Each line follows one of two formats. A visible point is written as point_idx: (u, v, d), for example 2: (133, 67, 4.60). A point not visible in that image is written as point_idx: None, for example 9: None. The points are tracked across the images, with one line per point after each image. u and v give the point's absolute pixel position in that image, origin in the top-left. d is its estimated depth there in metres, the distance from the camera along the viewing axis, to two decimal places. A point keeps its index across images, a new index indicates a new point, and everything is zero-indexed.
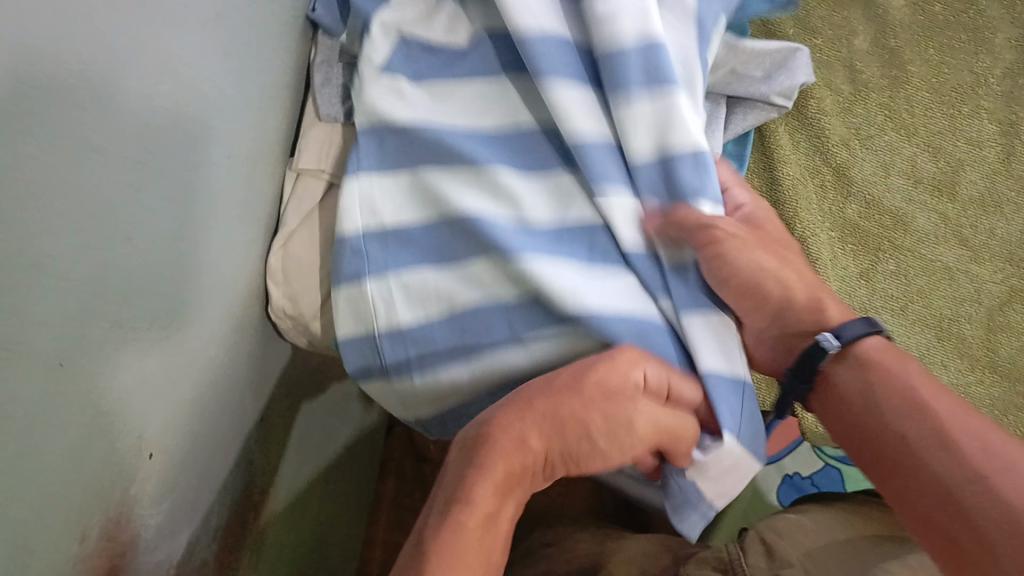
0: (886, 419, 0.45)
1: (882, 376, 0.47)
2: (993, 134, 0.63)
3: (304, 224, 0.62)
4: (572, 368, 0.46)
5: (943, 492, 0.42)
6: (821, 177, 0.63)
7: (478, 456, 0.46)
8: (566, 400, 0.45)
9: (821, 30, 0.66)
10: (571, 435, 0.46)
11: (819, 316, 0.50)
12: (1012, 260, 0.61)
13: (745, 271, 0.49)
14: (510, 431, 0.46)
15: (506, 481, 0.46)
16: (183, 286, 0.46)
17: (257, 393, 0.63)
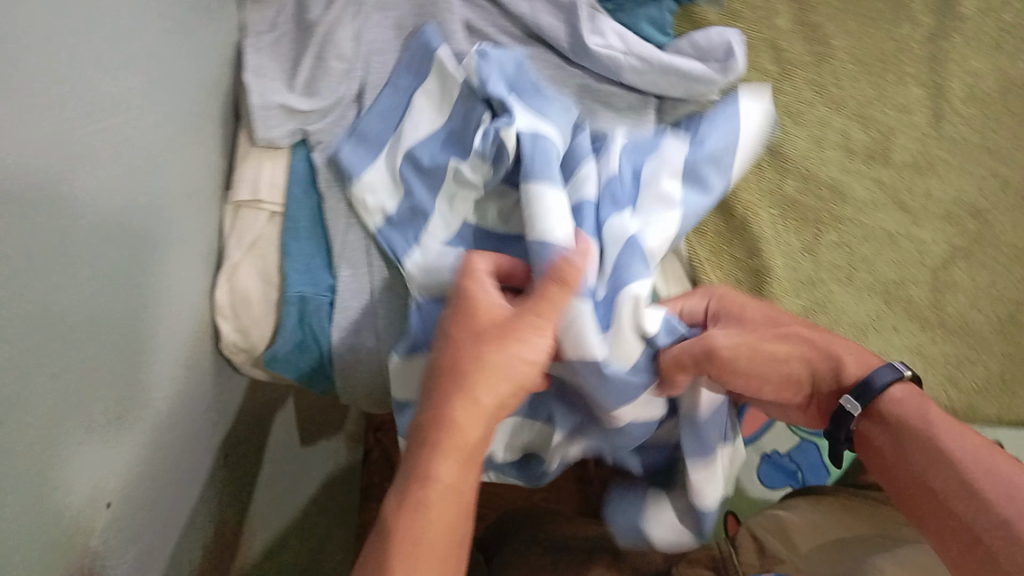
0: (914, 466, 0.47)
1: (908, 420, 0.48)
2: (920, 99, 0.64)
3: (250, 256, 0.62)
4: (461, 318, 0.47)
5: (965, 522, 0.43)
6: (757, 158, 0.63)
7: (429, 438, 0.44)
8: (474, 347, 0.45)
9: (742, 13, 0.65)
10: (503, 378, 0.45)
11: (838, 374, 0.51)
12: (950, 220, 0.63)
13: (766, 362, 0.51)
14: (447, 401, 0.45)
15: (463, 459, 0.44)
16: (96, 335, 0.46)
17: (218, 430, 0.64)
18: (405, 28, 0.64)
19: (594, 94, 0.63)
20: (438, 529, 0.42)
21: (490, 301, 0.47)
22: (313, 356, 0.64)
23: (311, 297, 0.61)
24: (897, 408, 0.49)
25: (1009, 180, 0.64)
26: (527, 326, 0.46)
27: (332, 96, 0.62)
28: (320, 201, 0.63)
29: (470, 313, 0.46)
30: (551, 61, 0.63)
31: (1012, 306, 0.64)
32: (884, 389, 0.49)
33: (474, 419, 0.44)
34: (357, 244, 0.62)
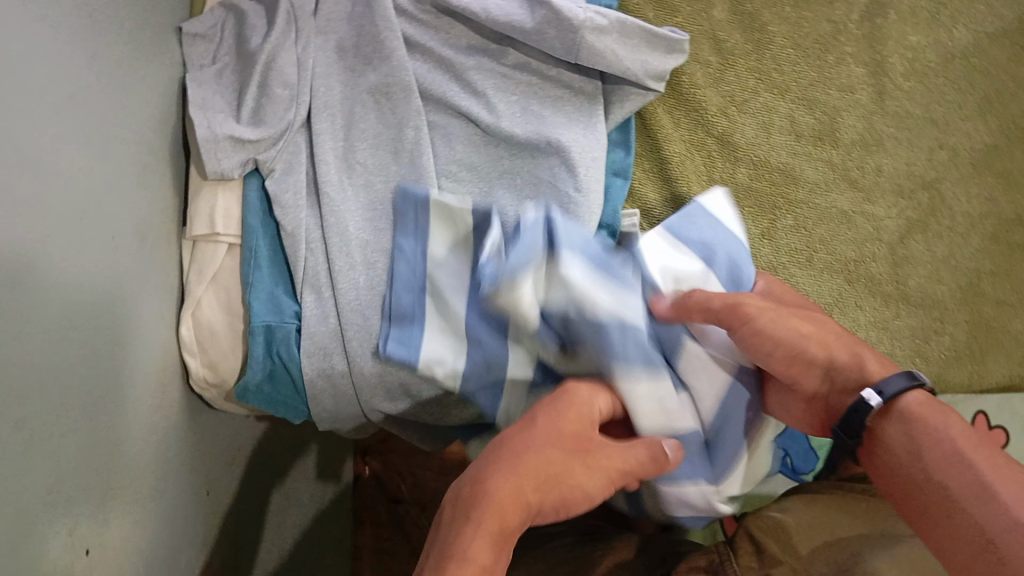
0: (920, 458, 0.40)
1: (928, 431, 0.40)
2: (861, 77, 0.65)
3: (211, 288, 0.62)
4: (543, 411, 0.45)
5: (939, 499, 0.39)
6: (706, 148, 0.64)
7: (466, 508, 0.40)
8: (552, 448, 0.43)
9: (680, 8, 0.65)
10: (563, 488, 0.43)
11: (860, 369, 0.44)
12: (902, 193, 0.63)
13: (783, 341, 0.47)
14: (504, 485, 0.40)
15: (493, 538, 0.39)
16: (63, 387, 0.47)
17: (196, 468, 0.64)
18: (346, 49, 0.65)
19: (541, 94, 0.63)
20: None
21: (585, 403, 0.47)
22: (283, 385, 0.63)
23: (278, 325, 0.61)
24: (909, 417, 0.42)
25: (957, 150, 0.64)
26: (586, 447, 0.44)
27: (280, 122, 0.61)
28: (277, 227, 0.63)
29: (551, 406, 0.45)
30: (495, 68, 0.64)
31: (971, 273, 0.63)
32: (897, 397, 0.42)
33: (519, 506, 0.40)
34: (318, 269, 0.61)
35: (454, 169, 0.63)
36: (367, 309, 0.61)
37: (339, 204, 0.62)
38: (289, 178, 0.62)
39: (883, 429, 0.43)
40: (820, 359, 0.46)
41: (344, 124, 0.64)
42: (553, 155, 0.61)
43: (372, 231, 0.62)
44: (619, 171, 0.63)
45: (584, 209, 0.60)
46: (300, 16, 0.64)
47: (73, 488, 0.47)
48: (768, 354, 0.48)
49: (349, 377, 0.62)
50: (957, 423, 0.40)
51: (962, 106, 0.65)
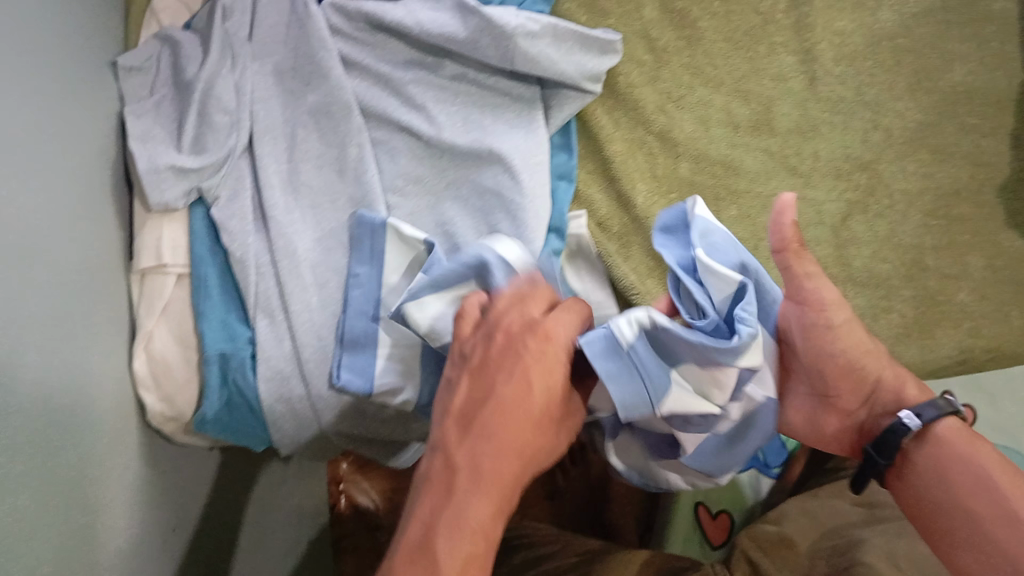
0: (955, 489, 0.46)
1: (961, 462, 0.46)
2: (792, 66, 0.66)
3: (163, 321, 0.62)
4: (536, 369, 0.44)
5: (971, 523, 0.45)
6: (647, 146, 0.65)
7: (475, 482, 0.41)
8: (536, 373, 0.44)
9: (611, 10, 0.66)
10: (545, 424, 0.44)
11: (899, 393, 0.50)
12: (840, 175, 0.65)
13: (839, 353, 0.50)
14: (499, 453, 0.42)
15: (499, 511, 0.41)
16: (25, 432, 0.46)
17: (162, 502, 0.64)
18: (283, 72, 0.64)
19: (480, 102, 0.64)
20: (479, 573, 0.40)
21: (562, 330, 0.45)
22: (242, 414, 0.63)
23: (232, 352, 0.61)
24: (940, 446, 0.48)
25: (891, 129, 0.65)
26: (562, 410, 0.46)
27: (223, 149, 0.61)
28: (226, 254, 0.63)
29: (541, 362, 0.44)
30: (433, 80, 0.64)
31: (915, 249, 0.64)
32: (934, 424, 0.48)
33: (513, 468, 0.42)
34: (270, 294, 0.61)
35: (401, 183, 0.63)
36: (322, 328, 0.62)
37: (286, 226, 0.62)
38: (234, 204, 0.62)
39: (916, 453, 0.48)
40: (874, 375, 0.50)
41: (286, 146, 0.64)
42: (497, 163, 0.62)
43: (322, 251, 0.63)
44: (563, 174, 0.64)
45: (530, 212, 0.61)
46: (235, 42, 0.63)
47: (43, 523, 0.47)
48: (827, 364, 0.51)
49: (309, 401, 0.62)
50: (989, 454, 0.46)
51: (892, 86, 0.66)
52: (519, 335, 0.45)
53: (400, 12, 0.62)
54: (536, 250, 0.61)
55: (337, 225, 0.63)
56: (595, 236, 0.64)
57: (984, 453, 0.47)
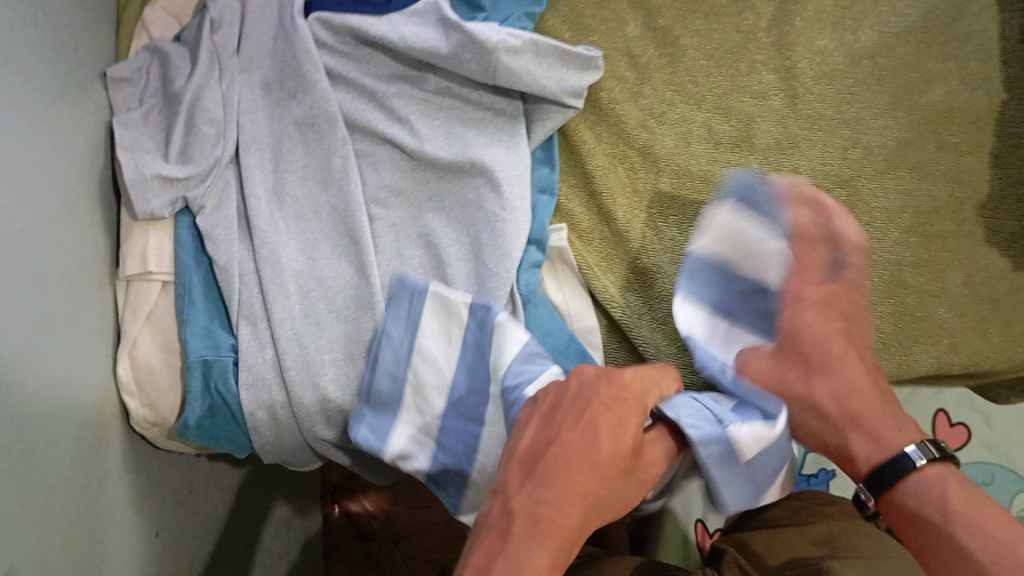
0: (936, 525, 0.52)
1: (926, 498, 0.53)
2: (773, 83, 0.67)
3: (147, 328, 0.63)
4: (604, 420, 0.49)
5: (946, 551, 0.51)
6: (628, 161, 0.66)
7: (535, 530, 0.45)
8: (607, 439, 0.49)
9: (595, 26, 0.69)
10: (608, 487, 0.48)
11: (884, 437, 0.55)
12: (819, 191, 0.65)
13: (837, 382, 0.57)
14: (563, 506, 0.46)
15: (554, 560, 0.45)
16: None
17: (140, 506, 0.66)
18: (271, 85, 0.66)
19: (464, 117, 0.65)
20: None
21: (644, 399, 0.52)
22: (224, 420, 0.63)
23: (215, 359, 0.61)
24: (947, 485, 0.52)
25: (871, 147, 0.66)
26: (632, 464, 0.50)
27: (208, 158, 0.62)
28: (209, 263, 0.63)
29: (607, 412, 0.50)
30: (417, 94, 0.65)
31: (893, 266, 0.64)
32: (911, 471, 0.53)
33: (572, 521, 0.47)
34: (253, 302, 0.62)
35: (384, 195, 0.64)
36: (303, 335, 0.62)
37: (270, 235, 0.63)
38: (219, 213, 0.63)
39: (911, 505, 0.53)
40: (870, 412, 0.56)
41: (271, 158, 0.65)
42: (479, 176, 0.63)
43: (305, 261, 0.63)
44: (544, 188, 0.65)
45: (510, 225, 0.62)
46: (223, 55, 0.65)
47: None
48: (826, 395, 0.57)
49: (290, 406, 0.63)
50: (951, 487, 0.52)
51: (873, 104, 0.66)
52: (592, 383, 0.51)
53: (384, 27, 0.63)
54: (515, 260, 0.62)
55: (320, 235, 0.64)
56: (575, 248, 0.65)
57: (950, 488, 0.52)
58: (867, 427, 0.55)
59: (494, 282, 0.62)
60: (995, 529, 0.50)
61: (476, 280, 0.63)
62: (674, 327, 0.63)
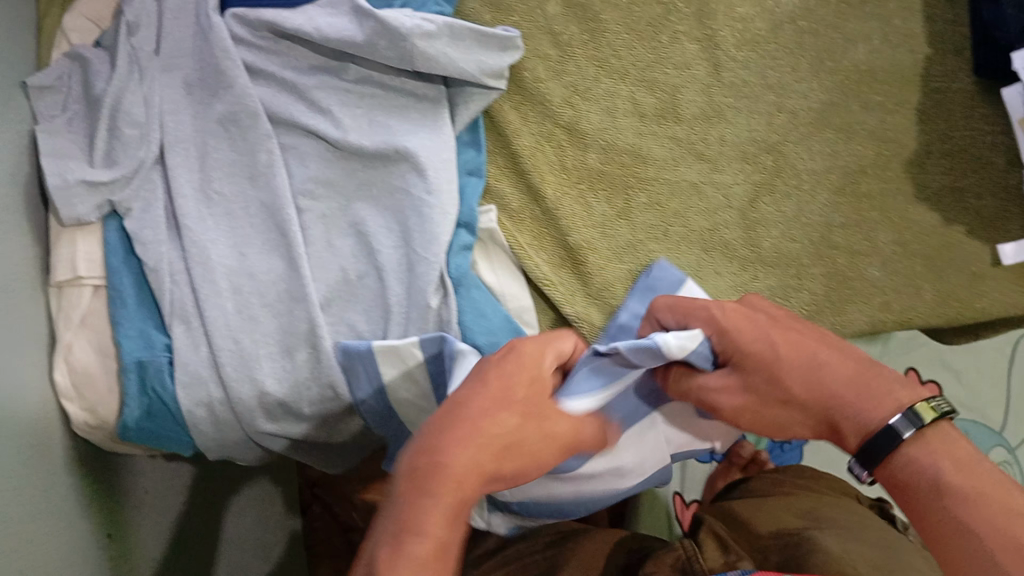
0: (940, 493, 0.46)
1: (936, 469, 0.47)
2: (696, 53, 0.67)
3: (82, 333, 0.63)
4: (497, 377, 0.48)
5: (967, 542, 0.44)
6: (556, 139, 0.66)
7: (427, 473, 0.43)
8: (499, 396, 0.47)
9: (514, 7, 0.67)
10: (510, 443, 0.46)
11: (882, 399, 0.49)
12: (746, 159, 0.65)
13: (802, 362, 0.52)
14: (456, 461, 0.44)
15: (449, 523, 0.43)
16: None
17: (89, 513, 0.66)
18: (193, 84, 0.65)
19: (387, 105, 0.65)
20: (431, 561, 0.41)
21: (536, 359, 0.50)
22: (163, 419, 0.64)
23: (150, 360, 0.61)
24: (932, 454, 0.47)
25: (795, 111, 0.66)
26: (533, 411, 0.48)
27: (132, 161, 0.62)
28: (140, 265, 0.63)
29: (501, 362, 0.48)
30: (338, 85, 0.64)
31: (822, 227, 0.64)
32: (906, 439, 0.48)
33: (470, 479, 0.44)
34: (184, 301, 0.62)
35: (311, 186, 0.64)
36: (239, 332, 0.62)
37: (200, 235, 0.62)
38: (147, 216, 0.63)
39: (906, 462, 0.48)
40: (844, 384, 0.50)
41: (197, 156, 0.64)
42: (404, 162, 0.63)
43: (236, 257, 0.63)
44: (472, 170, 0.65)
45: (436, 209, 0.62)
46: (141, 57, 0.64)
47: None
48: (788, 383, 0.51)
49: (229, 403, 0.63)
50: (947, 463, 0.47)
51: (796, 68, 0.66)
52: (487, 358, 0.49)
53: (299, 19, 0.62)
54: (443, 244, 0.62)
55: (250, 231, 0.64)
56: (505, 228, 0.65)
57: (942, 457, 0.47)
58: (857, 412, 0.50)
59: (423, 267, 0.61)
60: (1016, 526, 0.43)
61: (407, 266, 0.63)
62: (607, 299, 0.64)
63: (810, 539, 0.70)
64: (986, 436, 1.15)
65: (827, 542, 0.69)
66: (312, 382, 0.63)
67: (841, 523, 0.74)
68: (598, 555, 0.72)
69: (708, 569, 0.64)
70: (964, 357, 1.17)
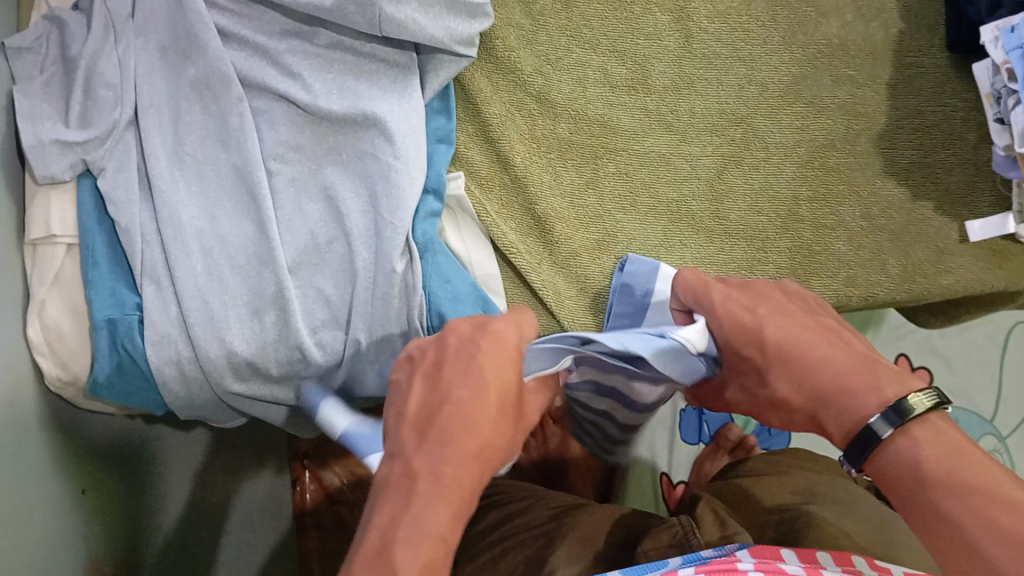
0: (929, 487, 0.45)
1: (925, 460, 0.46)
2: (667, 25, 0.67)
3: (55, 290, 0.64)
4: (493, 371, 0.47)
5: (958, 534, 0.43)
6: (525, 108, 0.66)
7: (440, 491, 0.43)
8: (487, 392, 0.46)
9: None
10: (501, 437, 0.47)
11: (852, 405, 0.49)
12: (715, 131, 0.66)
13: (791, 359, 0.53)
14: (464, 465, 0.44)
15: (456, 517, 0.44)
16: None
17: (62, 470, 0.68)
18: (168, 48, 0.66)
19: (357, 70, 0.65)
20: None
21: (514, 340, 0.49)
22: (133, 376, 0.65)
23: (119, 318, 0.62)
24: (918, 448, 0.47)
25: (765, 83, 0.66)
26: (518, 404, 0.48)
27: (106, 122, 0.63)
28: (112, 225, 0.64)
29: (489, 360, 0.47)
30: (308, 49, 0.65)
31: (789, 201, 0.65)
32: (892, 433, 0.47)
33: (474, 478, 0.45)
34: (155, 261, 0.63)
35: (282, 150, 0.64)
36: (207, 293, 0.63)
37: (170, 196, 0.63)
38: (119, 176, 0.64)
39: (893, 451, 0.48)
40: (823, 384, 0.51)
41: (171, 120, 0.65)
42: (372, 127, 0.63)
43: (206, 219, 0.63)
44: (442, 137, 0.65)
45: (404, 173, 0.63)
46: (117, 21, 0.65)
47: None
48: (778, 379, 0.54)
49: (196, 361, 0.64)
50: (932, 455, 0.46)
51: (768, 40, 0.66)
52: (470, 341, 0.48)
53: None
54: (409, 209, 0.63)
55: (221, 195, 0.64)
56: (473, 195, 0.65)
57: (928, 449, 0.47)
58: (842, 406, 0.50)
59: (389, 232, 0.62)
60: (1000, 513, 0.43)
61: (374, 230, 0.63)
62: (573, 268, 0.65)
63: (807, 513, 0.70)
64: (974, 424, 1.14)
65: (825, 517, 0.69)
66: (279, 344, 0.64)
67: (838, 499, 0.74)
68: (595, 531, 0.73)
69: (705, 543, 0.64)
70: (955, 343, 1.16)
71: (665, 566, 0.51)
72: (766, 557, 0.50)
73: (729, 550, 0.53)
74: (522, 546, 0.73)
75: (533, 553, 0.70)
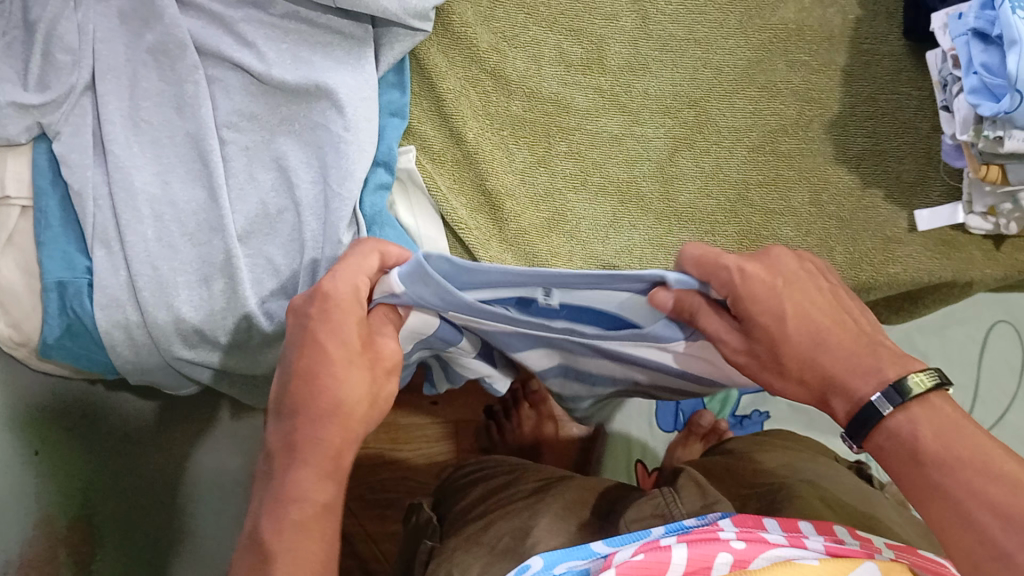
0: (924, 466, 0.42)
1: (920, 440, 0.43)
2: (624, 6, 0.70)
3: (9, 250, 0.62)
4: (326, 334, 0.47)
5: (961, 514, 0.40)
6: (480, 84, 0.68)
7: (298, 455, 0.47)
8: (328, 356, 0.47)
9: None
10: (361, 392, 0.48)
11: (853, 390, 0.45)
12: (668, 113, 0.69)
13: (798, 335, 0.46)
14: (319, 430, 0.47)
15: (324, 476, 0.47)
16: None
17: (15, 426, 0.69)
18: (128, 14, 0.65)
19: (312, 41, 0.66)
20: (318, 536, 0.46)
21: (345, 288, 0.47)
22: (83, 340, 0.64)
23: (69, 280, 0.62)
24: (912, 426, 0.43)
25: (720, 67, 0.70)
26: (373, 357, 0.49)
27: (63, 86, 0.62)
28: (66, 188, 0.63)
29: (325, 327, 0.46)
30: (264, 19, 0.65)
31: (739, 184, 0.69)
32: (887, 415, 0.44)
33: (337, 438, 0.47)
34: (105, 224, 0.62)
35: (236, 119, 0.65)
36: (157, 259, 0.62)
37: (124, 159, 0.62)
38: (76, 139, 0.63)
39: (890, 430, 0.44)
40: (833, 369, 0.46)
41: (128, 85, 0.64)
42: (324, 98, 0.64)
43: (159, 185, 0.63)
44: (395, 112, 0.67)
45: (353, 145, 0.64)
46: None
47: None
48: (781, 358, 0.47)
49: (145, 326, 0.64)
50: (925, 431, 0.43)
51: (723, 24, 0.70)
52: (301, 307, 0.47)
53: None
54: (358, 180, 0.64)
55: (175, 161, 0.64)
56: (423, 169, 0.67)
57: (921, 425, 0.43)
58: (847, 388, 0.45)
59: (337, 203, 0.63)
60: (995, 489, 0.40)
61: (323, 202, 0.64)
62: (523, 246, 0.67)
63: (792, 485, 0.70)
64: None
65: (802, 492, 0.69)
66: (227, 313, 0.64)
67: (819, 472, 0.75)
68: (579, 505, 0.72)
69: (687, 512, 0.62)
70: (933, 341, 1.13)
71: (649, 534, 0.48)
72: (748, 526, 0.47)
73: (712, 517, 0.50)
74: (503, 516, 0.72)
75: (515, 526, 0.68)
